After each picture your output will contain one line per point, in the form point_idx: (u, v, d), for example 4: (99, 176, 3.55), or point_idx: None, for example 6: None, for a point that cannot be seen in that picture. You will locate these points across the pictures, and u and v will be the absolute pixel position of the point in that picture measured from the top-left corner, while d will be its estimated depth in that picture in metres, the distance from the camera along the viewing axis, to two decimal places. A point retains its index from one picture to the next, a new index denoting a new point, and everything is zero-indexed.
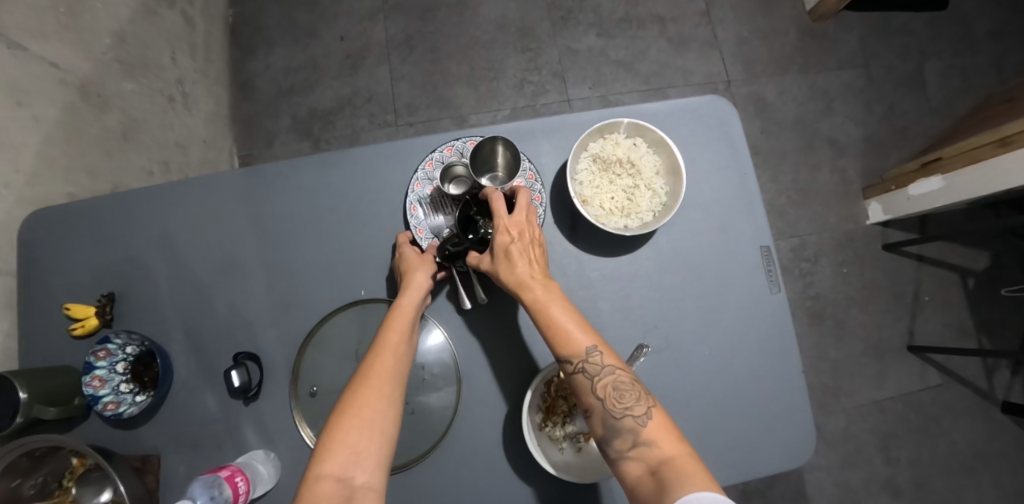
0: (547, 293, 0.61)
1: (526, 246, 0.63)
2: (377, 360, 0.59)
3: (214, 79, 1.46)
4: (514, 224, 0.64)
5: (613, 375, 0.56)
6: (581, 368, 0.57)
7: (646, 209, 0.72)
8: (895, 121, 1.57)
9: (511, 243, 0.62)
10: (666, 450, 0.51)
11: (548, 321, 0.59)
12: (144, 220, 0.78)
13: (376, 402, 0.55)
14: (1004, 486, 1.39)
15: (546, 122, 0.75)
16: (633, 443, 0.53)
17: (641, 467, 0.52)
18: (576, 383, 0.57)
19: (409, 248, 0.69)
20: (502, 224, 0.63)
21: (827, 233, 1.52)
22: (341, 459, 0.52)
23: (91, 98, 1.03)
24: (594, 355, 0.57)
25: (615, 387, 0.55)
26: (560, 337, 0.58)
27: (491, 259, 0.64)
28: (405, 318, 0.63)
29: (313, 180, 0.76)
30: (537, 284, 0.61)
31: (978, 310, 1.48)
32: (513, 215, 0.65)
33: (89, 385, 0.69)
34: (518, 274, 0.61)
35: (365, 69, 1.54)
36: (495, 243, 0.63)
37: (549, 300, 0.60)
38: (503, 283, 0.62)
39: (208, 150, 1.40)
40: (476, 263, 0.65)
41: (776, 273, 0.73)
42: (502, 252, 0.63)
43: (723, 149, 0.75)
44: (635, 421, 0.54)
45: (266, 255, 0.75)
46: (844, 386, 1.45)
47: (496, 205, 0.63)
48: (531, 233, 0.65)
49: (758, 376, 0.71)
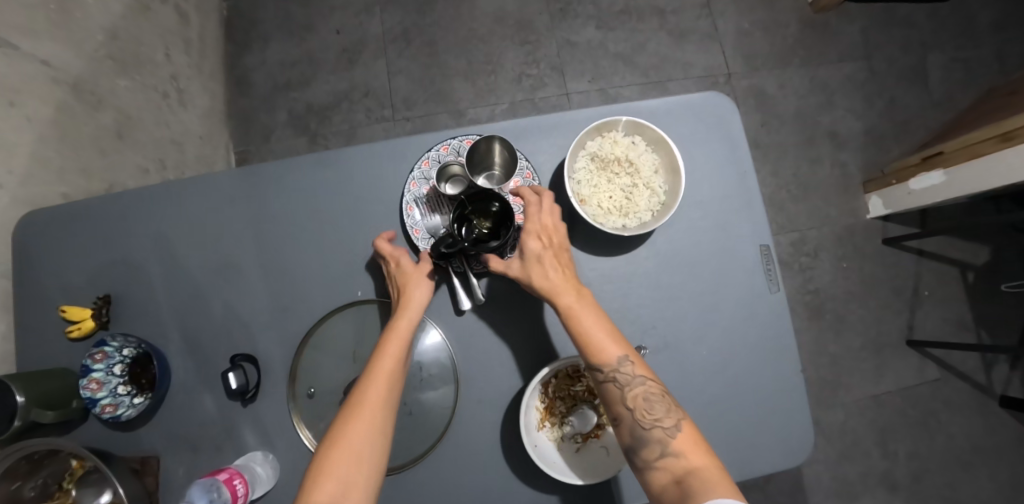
0: (580, 300, 0.63)
1: (555, 253, 0.66)
2: (369, 389, 0.59)
3: (209, 75, 1.45)
4: (544, 229, 0.66)
5: (644, 386, 0.59)
6: (612, 378, 0.60)
7: (645, 208, 0.71)
8: (896, 114, 1.56)
9: (542, 250, 0.66)
10: (693, 461, 0.55)
11: (578, 328, 0.62)
12: (138, 221, 0.78)
13: (364, 435, 0.57)
14: (1001, 480, 1.40)
15: (543, 120, 0.74)
16: (660, 454, 0.57)
17: (667, 475, 0.56)
18: (607, 391, 0.60)
19: (405, 258, 0.67)
20: (535, 228, 0.66)
21: (827, 228, 1.51)
22: (329, 490, 0.53)
23: (84, 96, 1.02)
24: (625, 365, 0.60)
25: (645, 399, 0.59)
26: (592, 347, 0.60)
27: (520, 263, 0.66)
28: (399, 343, 0.63)
29: (307, 179, 0.75)
30: (567, 291, 0.64)
31: (977, 305, 1.47)
32: (542, 217, 0.67)
33: (86, 388, 0.69)
34: (551, 279, 0.64)
35: (361, 63, 1.53)
36: (526, 247, 0.65)
37: (578, 307, 0.63)
38: (534, 289, 0.64)
39: (204, 147, 1.39)
40: (505, 268, 0.66)
41: (775, 272, 0.73)
42: (534, 257, 0.65)
43: (723, 146, 0.74)
44: (664, 431, 0.57)
45: (262, 256, 0.75)
46: (843, 381, 1.45)
47: (531, 208, 0.66)
48: (559, 239, 0.67)
49: (756, 376, 0.71)
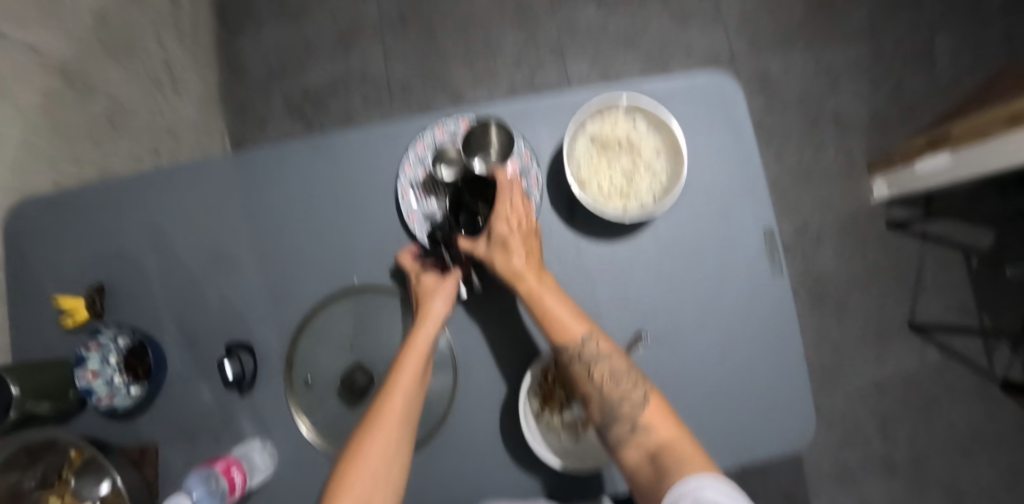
0: (541, 284, 0.62)
1: (523, 237, 0.64)
2: (385, 408, 0.57)
3: (203, 61, 1.42)
4: (513, 213, 0.64)
5: (608, 361, 0.59)
6: (576, 356, 0.59)
7: (646, 191, 0.69)
8: (902, 97, 1.53)
9: (509, 235, 0.63)
10: (663, 434, 0.55)
11: (540, 310, 0.61)
12: (131, 210, 0.76)
13: (380, 451, 0.54)
14: (1001, 465, 1.40)
15: (541, 102, 0.72)
16: (631, 428, 0.57)
17: (639, 450, 0.56)
18: (573, 370, 0.60)
19: (428, 273, 0.67)
20: (505, 213, 0.63)
21: (830, 213, 1.50)
22: None
23: (76, 84, 1.00)
24: (588, 342, 0.59)
25: (610, 375, 0.59)
26: (556, 327, 0.60)
27: (486, 246, 0.64)
28: (417, 358, 0.60)
29: (302, 165, 0.73)
30: (529, 274, 0.62)
31: (980, 290, 1.46)
32: (512, 200, 0.64)
33: (81, 378, 0.68)
34: (514, 265, 0.62)
35: (357, 48, 1.50)
36: (492, 231, 0.63)
37: (542, 290, 0.62)
38: (499, 274, 0.63)
39: (199, 135, 1.37)
40: (470, 249, 0.66)
41: (779, 256, 0.71)
42: (499, 241, 0.63)
43: (727, 128, 0.72)
44: (631, 405, 0.57)
45: (256, 244, 0.73)
46: (844, 367, 1.45)
47: (502, 192, 0.64)
48: (528, 224, 0.65)
49: (757, 362, 0.70)
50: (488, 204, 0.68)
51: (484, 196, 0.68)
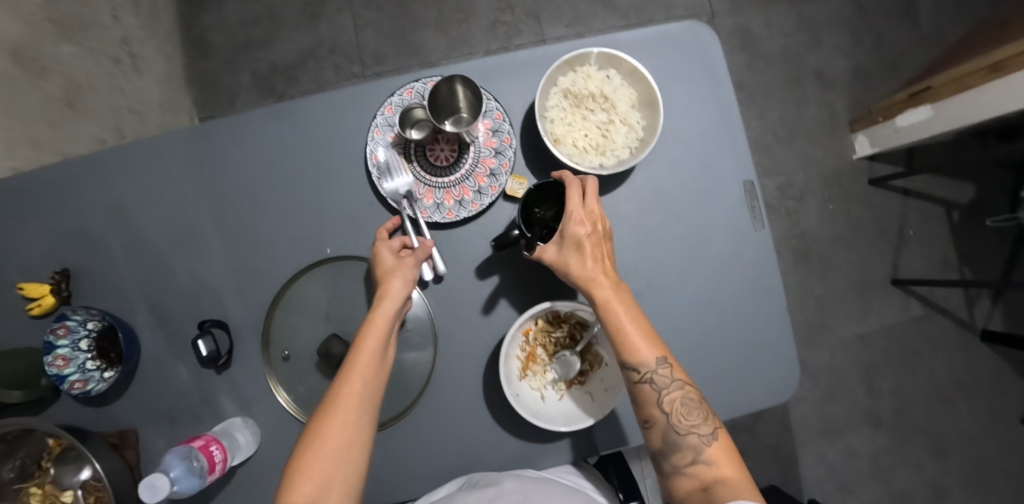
0: (617, 295, 0.60)
1: (597, 239, 0.61)
2: (346, 383, 0.56)
3: (164, 37, 1.35)
4: (588, 214, 0.61)
5: (681, 391, 0.59)
6: (648, 379, 0.58)
7: (622, 145, 0.67)
8: (884, 50, 1.52)
9: (585, 236, 0.60)
10: (723, 471, 0.57)
11: (613, 323, 0.59)
12: (90, 189, 0.73)
13: (339, 431, 0.54)
14: (979, 411, 1.45)
15: (512, 58, 0.69)
16: (692, 461, 0.58)
17: (694, 481, 0.58)
18: (641, 393, 0.59)
19: (387, 249, 0.63)
20: (580, 214, 0.60)
21: (814, 170, 1.49)
22: (308, 491, 0.51)
23: (26, 63, 0.94)
24: (663, 368, 0.58)
25: (682, 404, 0.59)
26: (628, 346, 0.58)
27: (557, 248, 0.62)
28: (376, 332, 0.59)
29: (267, 134, 0.70)
30: (603, 282, 0.60)
31: (961, 242, 1.48)
32: (585, 201, 0.61)
33: (51, 364, 0.65)
34: (588, 270, 0.60)
35: (326, 17, 1.44)
36: (568, 231, 0.60)
37: (617, 302, 0.60)
38: (569, 277, 0.61)
39: (166, 115, 1.32)
40: (539, 254, 0.62)
41: (759, 207, 0.70)
42: (574, 243, 0.60)
43: (704, 78, 0.71)
44: (698, 438, 0.58)
45: (224, 219, 0.71)
46: (829, 322, 1.47)
47: (574, 191, 0.60)
48: (603, 226, 0.62)
49: (740, 315, 0.70)
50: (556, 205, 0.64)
51: (550, 195, 0.64)
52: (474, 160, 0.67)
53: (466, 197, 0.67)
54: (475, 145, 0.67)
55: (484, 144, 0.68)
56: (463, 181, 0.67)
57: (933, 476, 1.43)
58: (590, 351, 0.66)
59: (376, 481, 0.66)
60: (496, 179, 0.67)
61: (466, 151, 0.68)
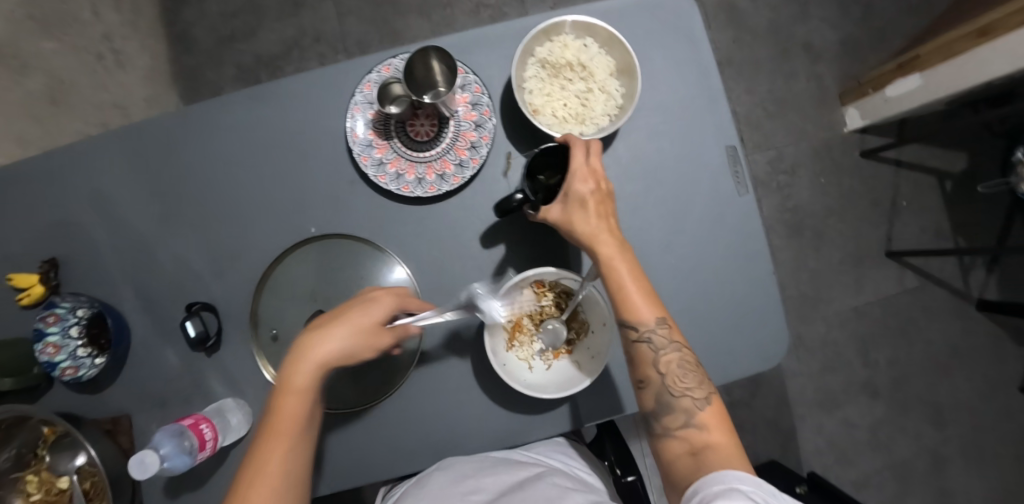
0: (620, 254, 0.60)
1: (601, 199, 0.60)
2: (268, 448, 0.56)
3: (147, 32, 1.35)
4: (591, 171, 0.60)
5: (678, 353, 0.59)
6: (645, 338, 0.59)
7: (601, 113, 0.67)
8: (872, 21, 1.51)
9: (589, 194, 0.59)
10: (714, 437, 0.57)
11: (616, 281, 0.59)
12: (73, 178, 0.73)
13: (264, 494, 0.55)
14: (976, 380, 1.45)
15: (489, 31, 0.68)
16: (684, 423, 0.58)
17: (684, 445, 0.58)
18: (638, 352, 0.60)
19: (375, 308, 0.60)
20: (584, 170, 0.59)
21: (804, 144, 1.49)
22: None
23: (8, 61, 0.94)
24: (661, 328, 0.59)
25: (679, 366, 0.59)
26: (628, 304, 0.59)
27: (561, 208, 0.60)
28: (298, 400, 0.57)
29: (245, 117, 0.70)
30: (608, 240, 0.59)
31: (954, 210, 1.48)
32: (588, 159, 0.60)
33: (41, 353, 0.66)
34: (592, 227, 0.59)
35: (309, 6, 1.43)
36: (571, 189, 0.59)
37: (620, 261, 0.59)
38: (571, 235, 0.60)
39: (151, 110, 1.31)
40: (543, 215, 0.61)
41: (743, 172, 0.70)
42: (577, 201, 0.59)
43: (683, 44, 0.70)
44: (691, 401, 0.58)
45: (207, 204, 0.71)
46: (824, 295, 1.47)
47: (577, 150, 0.59)
48: (606, 186, 0.61)
49: (726, 280, 0.70)
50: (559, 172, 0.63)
51: (551, 163, 0.63)
52: (454, 134, 0.67)
53: (448, 171, 0.67)
54: (455, 119, 0.67)
55: (464, 117, 0.67)
56: (444, 155, 0.67)
57: (931, 445, 1.43)
58: (576, 319, 0.67)
59: (368, 457, 0.66)
60: (477, 151, 0.67)
61: (446, 125, 0.67)
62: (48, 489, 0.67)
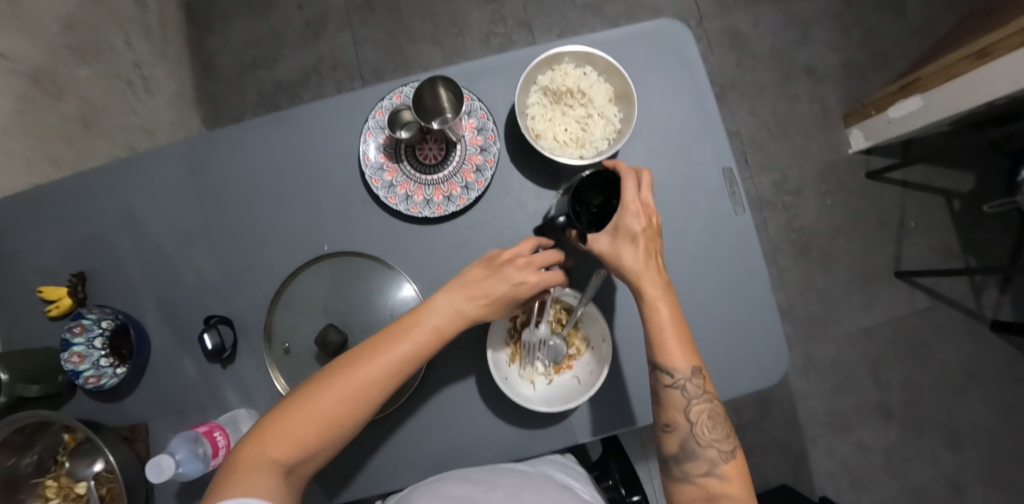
0: (663, 295, 0.60)
1: (650, 235, 0.61)
2: (366, 368, 0.57)
3: (174, 60, 1.42)
4: (643, 206, 0.61)
5: (709, 403, 0.60)
6: (678, 385, 0.59)
7: (601, 137, 0.70)
8: (874, 45, 1.53)
9: (640, 230, 0.60)
10: (733, 491, 0.58)
11: (655, 323, 0.60)
12: (104, 198, 0.77)
13: (339, 407, 0.56)
14: (993, 403, 1.42)
15: (495, 60, 0.72)
16: (705, 472, 0.59)
17: (700, 491, 0.59)
18: (669, 397, 0.60)
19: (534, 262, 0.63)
20: (637, 207, 0.60)
21: (809, 165, 1.50)
22: (285, 443, 0.54)
23: (45, 87, 1.00)
24: (695, 377, 0.59)
25: (709, 416, 0.60)
26: (663, 349, 0.59)
27: (609, 239, 0.61)
28: (427, 333, 0.60)
29: (266, 140, 0.74)
30: (654, 279, 0.60)
31: (963, 230, 1.47)
32: (640, 192, 0.61)
33: (68, 361, 0.69)
34: (639, 264, 0.60)
35: (327, 36, 1.50)
36: (622, 223, 0.60)
37: (664, 304, 0.60)
38: (616, 271, 0.61)
39: (175, 133, 1.38)
40: (590, 242, 0.62)
41: (740, 193, 0.72)
42: (627, 236, 0.61)
43: (679, 71, 0.73)
44: (717, 452, 0.59)
45: (227, 222, 0.75)
46: (833, 315, 1.46)
47: (630, 182, 0.60)
48: (656, 222, 0.62)
49: (725, 297, 0.71)
50: (602, 193, 0.65)
51: (599, 184, 0.64)
52: (460, 158, 0.70)
53: (454, 193, 0.70)
54: (462, 143, 0.71)
55: (470, 142, 0.71)
56: (451, 178, 0.70)
57: (949, 470, 1.40)
58: (576, 337, 0.68)
59: (375, 469, 0.68)
60: (482, 174, 0.70)
61: (453, 150, 0.70)
62: (66, 494, 0.70)
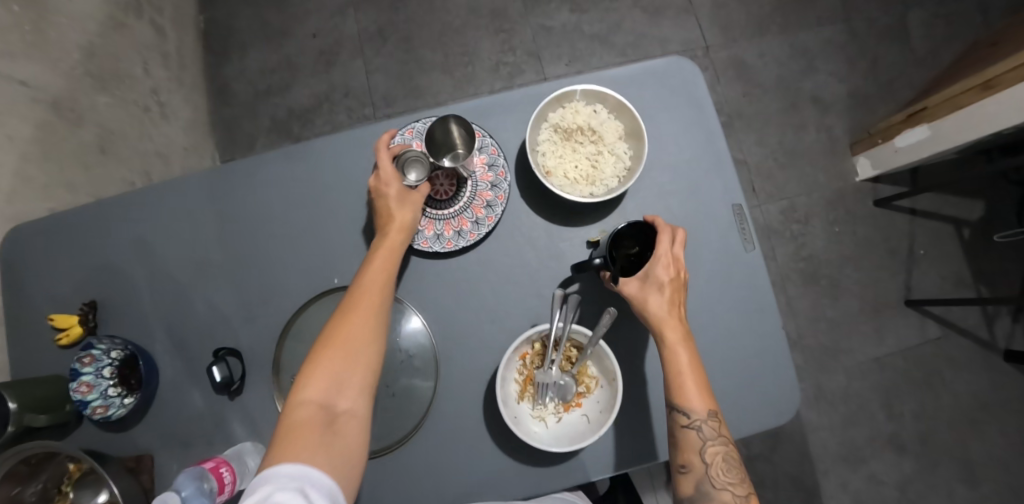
0: (683, 339, 0.60)
1: (677, 287, 0.62)
2: (361, 294, 0.61)
3: (191, 87, 1.46)
4: (674, 259, 0.62)
5: (724, 446, 0.59)
6: (695, 426, 0.59)
7: (611, 174, 0.71)
8: (879, 75, 1.55)
9: (667, 279, 0.61)
10: None
11: (673, 367, 0.60)
12: (121, 228, 0.79)
13: (357, 336, 0.58)
14: (1011, 436, 1.38)
15: (506, 97, 0.74)
16: None
17: None
18: (684, 438, 0.59)
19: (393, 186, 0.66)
20: (667, 258, 0.61)
21: (817, 193, 1.50)
22: (323, 387, 0.55)
23: (65, 115, 1.02)
24: (711, 419, 0.59)
25: (724, 458, 0.58)
26: (680, 389, 0.59)
27: (638, 284, 0.62)
28: (387, 257, 0.63)
29: (280, 174, 0.75)
30: (676, 326, 0.61)
31: (975, 259, 1.46)
32: (673, 247, 0.62)
33: (76, 390, 0.70)
34: (665, 311, 0.60)
35: (340, 64, 1.54)
36: (652, 273, 0.61)
37: (683, 350, 0.60)
38: (641, 315, 0.62)
39: (189, 158, 1.40)
40: (620, 284, 0.63)
41: (750, 230, 0.72)
42: (656, 284, 0.61)
43: (689, 108, 0.74)
44: (731, 496, 0.57)
45: (239, 254, 0.75)
46: (843, 345, 1.44)
47: (664, 237, 0.61)
48: (683, 276, 0.63)
49: (735, 334, 0.71)
50: (639, 243, 0.65)
51: (637, 233, 0.65)
52: (472, 194, 0.71)
53: (465, 227, 0.70)
54: (472, 179, 0.71)
55: (481, 178, 0.71)
56: (462, 213, 0.71)
57: None
58: (586, 375, 0.68)
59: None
60: (493, 210, 0.71)
61: (464, 186, 0.71)
62: None
